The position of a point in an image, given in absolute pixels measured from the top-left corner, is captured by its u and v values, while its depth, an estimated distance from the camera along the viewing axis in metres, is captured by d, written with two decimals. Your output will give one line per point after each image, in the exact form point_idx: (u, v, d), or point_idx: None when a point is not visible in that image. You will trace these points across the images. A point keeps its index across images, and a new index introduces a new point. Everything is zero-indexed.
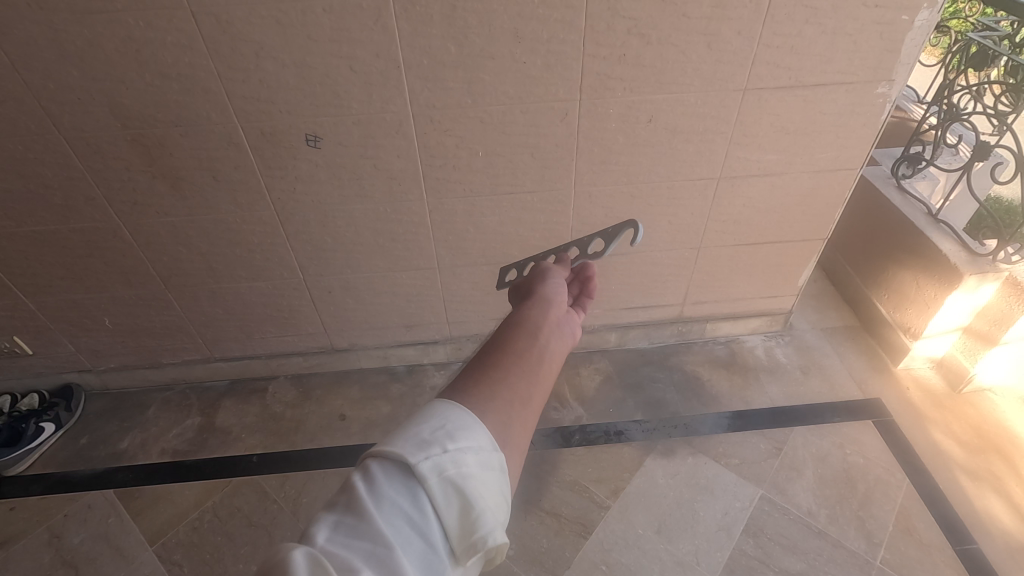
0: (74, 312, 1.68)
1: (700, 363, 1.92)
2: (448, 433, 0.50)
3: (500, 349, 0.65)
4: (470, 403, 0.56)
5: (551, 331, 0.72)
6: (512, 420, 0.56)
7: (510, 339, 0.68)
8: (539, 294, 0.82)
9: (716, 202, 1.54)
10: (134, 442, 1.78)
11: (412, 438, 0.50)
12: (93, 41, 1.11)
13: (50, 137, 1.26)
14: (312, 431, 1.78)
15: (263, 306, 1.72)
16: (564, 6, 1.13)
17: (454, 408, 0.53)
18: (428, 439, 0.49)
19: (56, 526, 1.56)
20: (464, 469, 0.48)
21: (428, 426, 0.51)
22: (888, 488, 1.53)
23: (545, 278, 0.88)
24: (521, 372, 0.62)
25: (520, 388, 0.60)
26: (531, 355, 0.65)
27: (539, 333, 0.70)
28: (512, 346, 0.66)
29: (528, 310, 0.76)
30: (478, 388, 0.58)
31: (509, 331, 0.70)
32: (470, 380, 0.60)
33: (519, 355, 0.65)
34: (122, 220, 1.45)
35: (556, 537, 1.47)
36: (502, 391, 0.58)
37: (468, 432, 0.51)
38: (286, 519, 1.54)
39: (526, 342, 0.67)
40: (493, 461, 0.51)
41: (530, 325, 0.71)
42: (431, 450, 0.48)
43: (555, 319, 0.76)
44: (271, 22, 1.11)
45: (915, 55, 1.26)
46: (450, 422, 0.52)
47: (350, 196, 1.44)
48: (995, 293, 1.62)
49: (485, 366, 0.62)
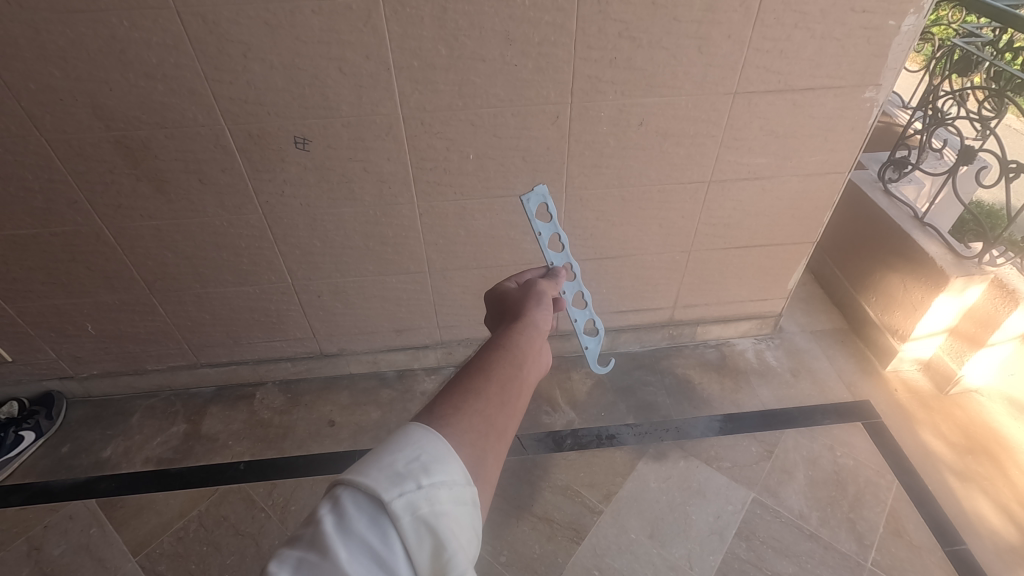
0: (56, 318, 1.64)
1: (690, 367, 1.92)
2: (423, 466, 0.47)
3: (483, 375, 0.61)
4: (448, 432, 0.53)
5: (534, 356, 0.69)
6: (486, 454, 0.54)
7: (493, 363, 0.64)
8: (521, 310, 0.78)
9: (706, 206, 1.55)
10: (116, 450, 1.74)
11: (385, 470, 0.46)
12: (76, 41, 1.09)
13: (29, 139, 1.23)
14: (300, 438, 1.75)
15: (250, 311, 1.70)
16: (555, 9, 1.13)
17: (430, 437, 0.51)
18: (402, 472, 0.46)
19: (36, 537, 1.52)
20: (438, 506, 0.45)
21: (402, 458, 0.48)
22: (878, 490, 1.53)
23: (520, 291, 0.85)
24: (500, 402, 0.59)
25: (498, 419, 0.57)
26: (513, 384, 0.62)
27: (523, 358, 0.67)
28: (496, 370, 0.63)
29: (512, 332, 0.71)
30: (457, 417, 0.55)
31: (489, 355, 0.66)
32: (450, 407, 0.56)
33: (501, 385, 0.61)
34: (105, 223, 1.42)
35: (549, 543, 1.46)
36: (479, 422, 0.55)
37: (444, 465, 0.48)
38: (274, 528, 1.52)
39: (509, 369, 0.64)
40: (466, 495, 0.48)
41: (514, 351, 0.68)
42: (405, 485, 0.45)
43: (537, 339, 0.72)
44: (258, 23, 1.10)
45: (901, 61, 1.28)
46: (425, 453, 0.49)
47: (339, 200, 1.42)
48: (981, 296, 1.65)
49: (464, 390, 0.59)
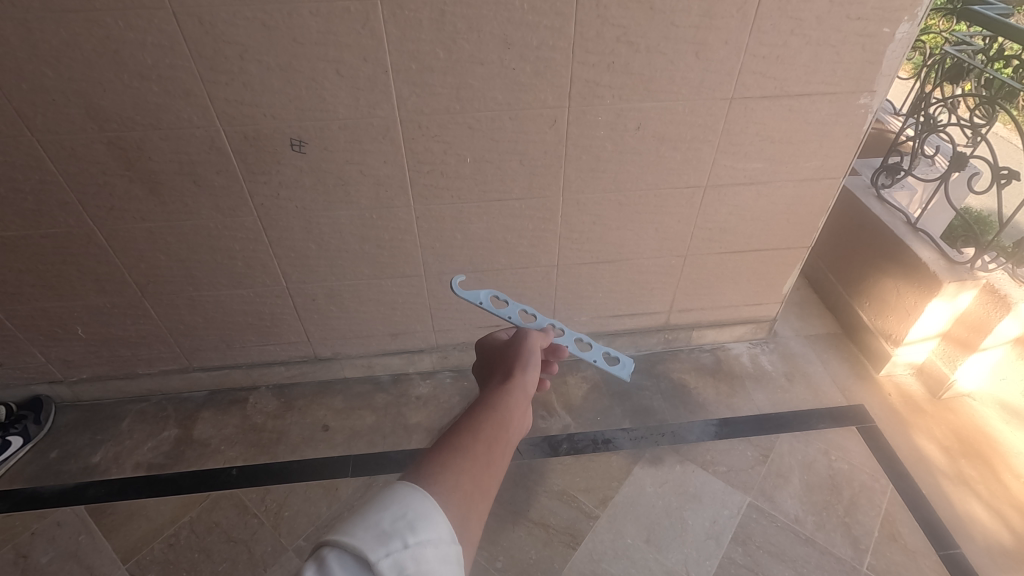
0: (46, 321, 1.62)
1: (686, 371, 1.92)
2: (409, 524, 0.46)
3: (471, 433, 0.61)
4: (434, 488, 0.52)
5: (519, 417, 0.69)
6: (470, 514, 0.53)
7: (480, 422, 0.64)
8: (510, 366, 0.77)
9: (703, 210, 1.55)
10: (106, 455, 1.71)
11: (371, 529, 0.45)
12: (69, 40, 1.08)
13: (20, 139, 1.21)
14: (293, 443, 1.73)
15: (244, 314, 1.68)
16: (553, 13, 1.13)
17: (416, 493, 0.50)
18: (388, 531, 0.45)
19: (23, 544, 1.49)
20: (424, 566, 0.44)
21: (388, 516, 0.47)
22: (872, 495, 1.54)
23: (507, 342, 0.85)
24: (486, 462, 0.59)
25: (483, 480, 0.57)
26: (498, 444, 0.62)
27: (509, 418, 0.67)
28: (483, 430, 0.63)
29: (500, 392, 0.71)
30: (442, 473, 0.54)
31: (476, 412, 0.66)
32: (436, 464, 0.56)
33: (488, 446, 0.61)
34: (96, 225, 1.40)
35: (545, 548, 1.45)
36: (465, 480, 0.55)
37: (430, 523, 0.47)
38: (267, 535, 1.50)
39: (495, 429, 0.63)
40: (452, 554, 0.47)
41: (502, 411, 0.67)
42: (392, 544, 0.44)
43: (524, 395, 0.73)
44: (255, 24, 1.09)
45: (895, 68, 1.29)
46: (412, 511, 0.48)
47: (335, 203, 1.41)
48: (972, 302, 1.67)
49: (452, 448, 0.58)
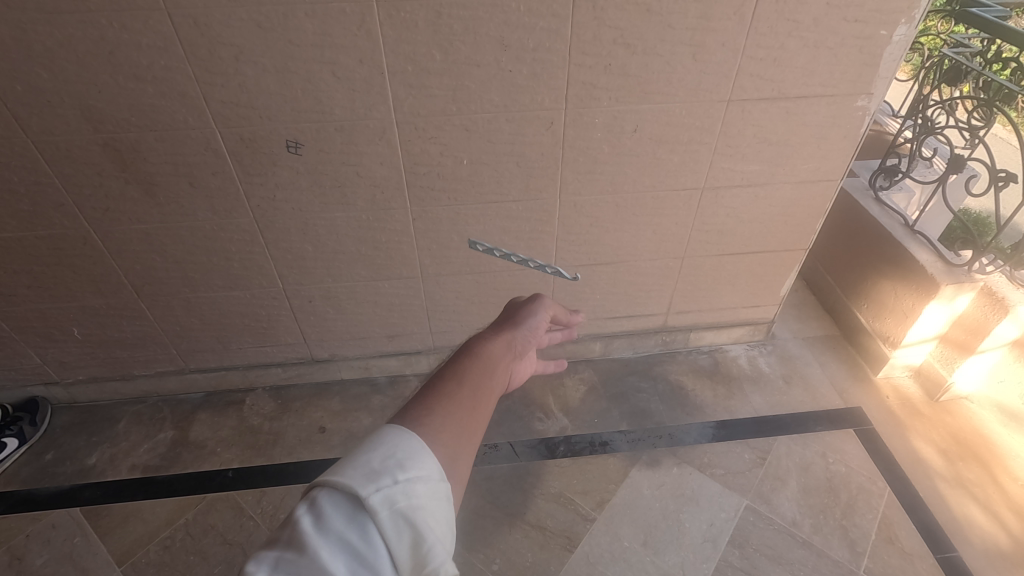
0: (41, 322, 1.62)
1: (684, 373, 1.92)
2: (399, 463, 0.46)
3: (456, 379, 0.61)
4: (423, 431, 0.52)
5: (505, 371, 0.69)
6: (459, 454, 0.52)
7: (466, 370, 0.63)
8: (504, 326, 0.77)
9: (700, 213, 1.55)
10: (102, 457, 1.71)
11: (360, 468, 0.45)
12: (64, 42, 1.07)
13: (15, 140, 1.21)
14: (290, 445, 1.73)
15: (240, 315, 1.67)
16: (550, 15, 1.13)
17: (407, 436, 0.50)
18: (378, 469, 0.45)
19: (17, 547, 1.48)
20: (414, 500, 0.44)
21: (378, 455, 0.46)
22: (870, 497, 1.54)
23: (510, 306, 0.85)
24: (471, 406, 0.58)
25: (467, 422, 0.56)
26: (483, 390, 0.62)
27: (494, 369, 0.66)
28: (468, 377, 0.62)
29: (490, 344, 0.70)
30: (429, 416, 0.54)
31: (462, 362, 0.65)
32: (423, 407, 0.55)
33: (474, 391, 0.60)
34: (92, 227, 1.40)
35: (541, 551, 1.44)
36: (452, 421, 0.54)
37: (419, 461, 0.47)
38: (263, 537, 1.50)
39: (479, 378, 0.63)
40: (443, 491, 0.47)
41: (489, 363, 0.67)
42: (381, 481, 0.44)
43: (513, 353, 0.73)
44: (250, 25, 1.09)
45: (893, 70, 1.29)
46: (401, 451, 0.47)
47: (332, 205, 1.41)
48: (970, 304, 1.66)
49: (438, 393, 0.58)
